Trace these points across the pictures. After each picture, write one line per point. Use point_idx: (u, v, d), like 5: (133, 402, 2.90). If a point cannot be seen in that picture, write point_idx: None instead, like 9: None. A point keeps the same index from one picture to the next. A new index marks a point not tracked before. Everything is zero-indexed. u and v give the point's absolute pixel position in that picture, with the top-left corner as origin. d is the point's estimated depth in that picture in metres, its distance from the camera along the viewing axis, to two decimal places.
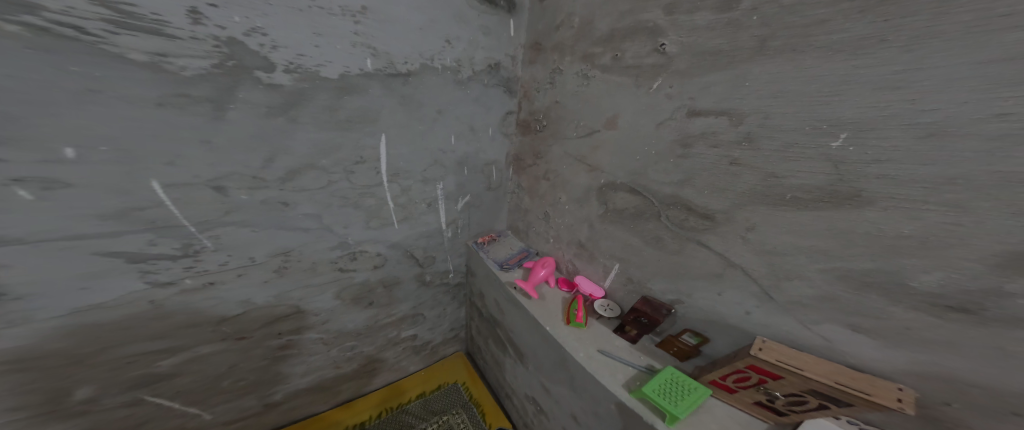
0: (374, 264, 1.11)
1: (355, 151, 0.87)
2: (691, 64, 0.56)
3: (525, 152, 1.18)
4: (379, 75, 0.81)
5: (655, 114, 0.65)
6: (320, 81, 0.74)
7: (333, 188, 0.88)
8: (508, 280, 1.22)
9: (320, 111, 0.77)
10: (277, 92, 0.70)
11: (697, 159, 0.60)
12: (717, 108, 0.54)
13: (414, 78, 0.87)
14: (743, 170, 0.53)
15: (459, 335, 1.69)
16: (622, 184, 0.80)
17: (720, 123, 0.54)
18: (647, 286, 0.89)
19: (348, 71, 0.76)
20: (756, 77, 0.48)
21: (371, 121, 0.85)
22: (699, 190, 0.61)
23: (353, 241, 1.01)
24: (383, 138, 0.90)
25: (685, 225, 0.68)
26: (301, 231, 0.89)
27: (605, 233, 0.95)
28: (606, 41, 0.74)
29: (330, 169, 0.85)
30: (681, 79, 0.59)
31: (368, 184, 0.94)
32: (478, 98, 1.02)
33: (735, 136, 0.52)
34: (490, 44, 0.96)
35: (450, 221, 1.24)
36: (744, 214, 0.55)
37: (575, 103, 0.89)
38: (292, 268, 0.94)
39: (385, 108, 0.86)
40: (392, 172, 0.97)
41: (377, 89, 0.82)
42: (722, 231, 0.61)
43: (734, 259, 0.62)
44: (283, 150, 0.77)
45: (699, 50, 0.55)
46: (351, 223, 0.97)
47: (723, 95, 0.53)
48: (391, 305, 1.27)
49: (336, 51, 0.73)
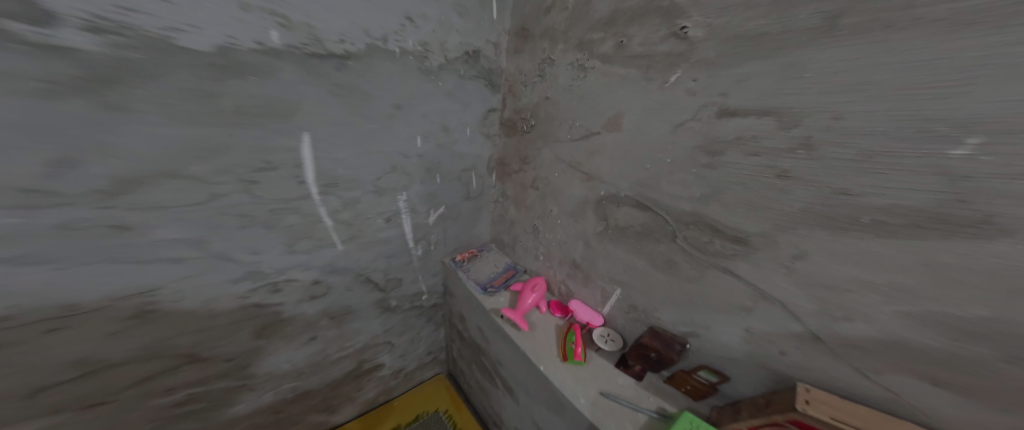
0: (310, 294, 0.95)
1: (258, 159, 0.67)
2: (721, 50, 0.45)
3: (511, 156, 1.09)
4: (293, 54, 0.62)
5: (669, 114, 0.54)
6: (169, 52, 0.51)
7: (233, 204, 0.68)
8: (493, 308, 1.09)
9: (178, 96, 0.54)
10: (71, 61, 0.45)
11: (727, 170, 0.48)
12: (760, 107, 0.42)
13: (355, 62, 0.70)
14: (797, 186, 0.41)
15: (440, 357, 1.60)
16: (626, 198, 0.69)
17: (764, 126, 0.42)
18: (654, 317, 0.79)
19: (223, 41, 0.54)
20: (822, 63, 0.36)
21: (285, 114, 0.66)
22: (729, 208, 0.50)
23: (269, 271, 0.83)
24: (305, 137, 0.71)
25: (708, 249, 0.57)
26: (166, 262, 0.66)
27: (603, 253, 0.84)
28: (607, 23, 0.64)
29: (208, 180, 0.63)
30: (709, 70, 0.47)
31: (286, 197, 0.75)
32: (452, 92, 0.91)
33: (785, 143, 0.40)
34: (467, 28, 0.85)
35: (420, 237, 1.14)
36: (787, 237, 0.44)
37: (569, 99, 0.79)
38: (158, 312, 0.71)
39: (307, 98, 0.67)
40: (324, 183, 0.79)
41: (290, 72, 0.63)
42: (759, 259, 0.49)
43: (765, 290, 0.51)
44: (101, 150, 0.52)
45: (735, 33, 0.43)
46: (261, 249, 0.78)
47: (771, 90, 0.40)
48: (346, 337, 1.13)
49: (201, 9, 0.51)
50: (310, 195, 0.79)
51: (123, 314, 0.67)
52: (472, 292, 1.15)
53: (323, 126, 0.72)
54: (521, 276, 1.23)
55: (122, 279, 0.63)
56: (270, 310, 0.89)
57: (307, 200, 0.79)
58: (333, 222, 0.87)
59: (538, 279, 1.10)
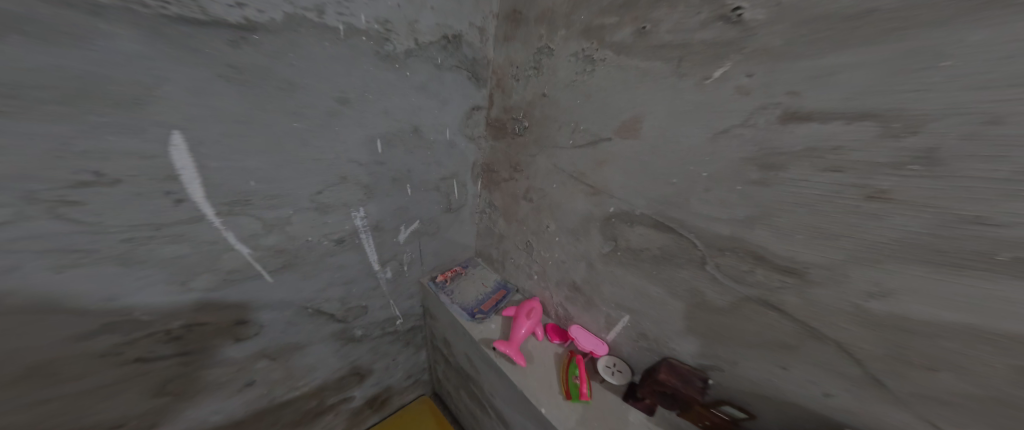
0: (237, 336, 0.76)
1: (61, 168, 0.44)
2: (794, 36, 0.35)
3: (499, 162, 0.95)
4: (127, 11, 0.40)
5: (705, 116, 0.45)
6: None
7: (43, 232, 0.47)
8: (483, 338, 0.93)
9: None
10: None
11: (785, 187, 0.39)
12: (853, 109, 0.32)
13: (265, 36, 0.51)
14: (899, 210, 0.32)
15: (421, 378, 1.48)
16: (642, 217, 0.60)
17: (861, 133, 0.32)
18: (670, 348, 0.68)
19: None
20: (973, 47, 0.26)
21: (121, 102, 0.44)
22: (785, 236, 0.40)
23: (151, 318, 0.62)
24: (175, 140, 0.50)
25: (746, 279, 0.47)
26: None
27: (609, 277, 0.73)
28: (622, 5, 0.54)
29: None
30: (772, 63, 0.37)
31: (154, 221, 0.54)
32: (425, 86, 0.75)
33: (892, 155, 0.31)
34: (444, 6, 0.69)
35: (388, 258, 0.95)
36: (865, 273, 0.35)
37: (571, 97, 0.68)
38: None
39: (165, 81, 0.46)
40: (228, 202, 0.60)
41: (122, 38, 0.41)
42: (818, 296, 0.40)
43: (818, 330, 0.42)
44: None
45: (819, 12, 0.33)
46: (120, 294, 0.57)
47: (877, 86, 0.30)
48: (297, 373, 0.96)
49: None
50: (204, 217, 0.59)
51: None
52: (457, 318, 0.99)
53: (217, 123, 0.52)
54: (513, 297, 1.08)
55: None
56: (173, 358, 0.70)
57: (200, 223, 0.59)
58: (251, 250, 0.67)
59: (533, 303, 0.96)
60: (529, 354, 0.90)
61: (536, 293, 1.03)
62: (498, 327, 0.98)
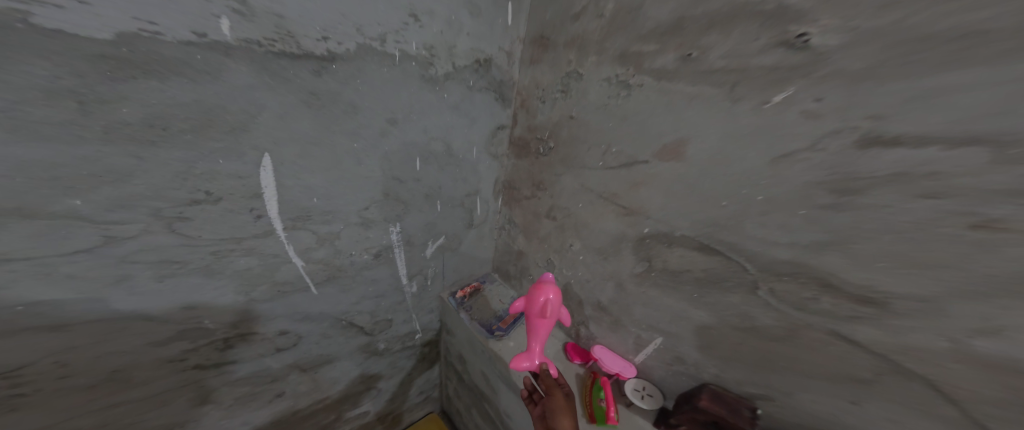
0: (276, 347, 0.78)
1: (183, 188, 0.50)
2: (875, 60, 0.34)
3: (521, 180, 0.97)
4: (248, 51, 0.46)
5: (766, 140, 0.45)
6: (16, 32, 0.33)
7: (155, 245, 0.52)
8: (504, 356, 0.91)
9: (21, 97, 0.35)
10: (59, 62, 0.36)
11: (865, 213, 0.37)
12: (958, 134, 0.30)
13: (342, 65, 0.55)
14: (1009, 242, 0.29)
15: (433, 395, 1.43)
16: (684, 238, 0.59)
17: (961, 161, 0.30)
18: (712, 373, 0.63)
19: (130, 26, 0.37)
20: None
21: (232, 129, 0.50)
22: (862, 263, 0.38)
23: (215, 327, 0.65)
24: (265, 161, 0.55)
25: (808, 307, 0.45)
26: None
27: (642, 298, 0.72)
28: (664, 33, 0.54)
29: (93, 218, 0.45)
30: (850, 86, 0.36)
31: (236, 235, 0.58)
32: (458, 105, 0.78)
33: (1010, 182, 0.28)
34: (478, 31, 0.73)
35: (415, 272, 0.96)
36: (968, 308, 0.32)
37: (604, 119, 0.69)
38: (34, 397, 0.56)
39: (266, 110, 0.51)
40: (292, 216, 0.63)
41: (244, 75, 0.47)
42: (899, 327, 0.37)
43: (901, 365, 0.39)
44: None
45: (914, 35, 0.31)
46: (196, 304, 0.60)
47: (993, 110, 0.28)
48: (318, 389, 0.97)
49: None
50: (273, 231, 0.62)
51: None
52: (476, 335, 0.98)
53: (293, 145, 0.57)
54: None
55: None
56: (217, 372, 0.73)
57: (269, 237, 0.62)
58: (303, 262, 0.70)
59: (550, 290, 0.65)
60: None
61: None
62: (517, 345, 0.95)
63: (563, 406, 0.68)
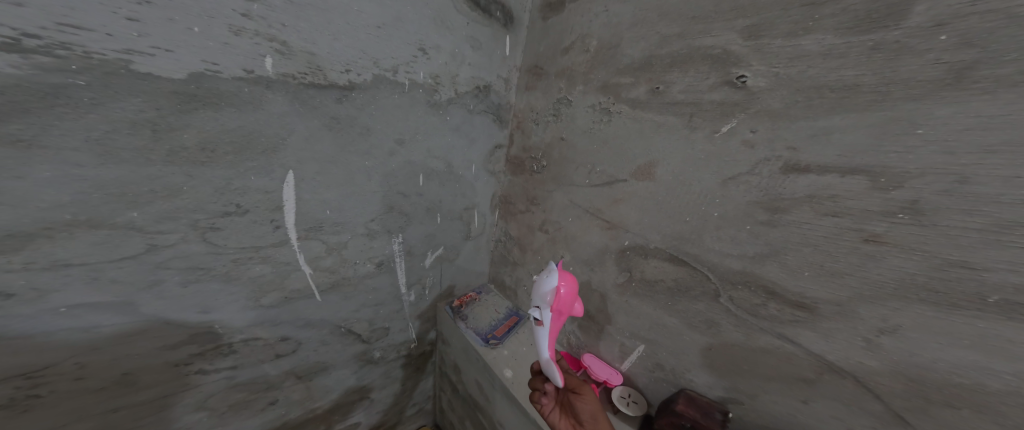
0: (276, 353, 0.81)
1: (220, 202, 0.57)
2: (788, 101, 0.41)
3: (517, 195, 1.04)
4: (284, 84, 0.55)
5: (716, 165, 0.51)
6: (120, 77, 0.43)
7: (188, 253, 0.58)
8: (495, 364, 0.95)
9: (113, 127, 0.45)
10: (150, 97, 0.45)
11: (791, 229, 0.43)
12: (847, 164, 0.37)
13: (360, 93, 0.64)
14: (890, 252, 0.35)
15: (425, 408, 1.42)
16: (657, 250, 0.64)
17: (850, 184, 0.37)
18: (687, 379, 0.67)
19: (199, 67, 0.47)
20: (940, 120, 0.30)
21: (266, 151, 0.58)
22: (794, 272, 0.44)
23: (225, 331, 0.70)
24: (289, 178, 0.62)
25: (759, 312, 0.50)
26: (12, 342, 0.50)
27: (625, 307, 0.76)
28: (638, 69, 0.62)
29: (144, 228, 0.52)
30: (773, 122, 0.43)
31: (257, 244, 0.64)
32: (458, 127, 0.85)
33: (882, 205, 0.35)
34: (478, 61, 0.82)
35: (413, 281, 1.01)
36: (872, 311, 0.38)
37: (587, 141, 0.77)
38: (49, 397, 0.58)
39: (295, 133, 0.59)
40: (306, 227, 0.69)
41: (279, 104, 0.56)
42: (828, 329, 0.43)
43: (833, 363, 0.43)
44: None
45: (812, 83, 0.39)
46: (212, 307, 0.65)
47: (865, 146, 0.35)
48: (313, 397, 0.98)
49: (176, 33, 0.44)
50: (288, 240, 0.68)
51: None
52: (471, 343, 1.01)
53: (312, 164, 0.64)
54: (525, 324, 1.10)
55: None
56: (219, 376, 0.75)
57: (284, 246, 0.68)
58: (312, 270, 0.75)
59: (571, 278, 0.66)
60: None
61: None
62: (511, 354, 0.99)
63: (596, 406, 0.68)
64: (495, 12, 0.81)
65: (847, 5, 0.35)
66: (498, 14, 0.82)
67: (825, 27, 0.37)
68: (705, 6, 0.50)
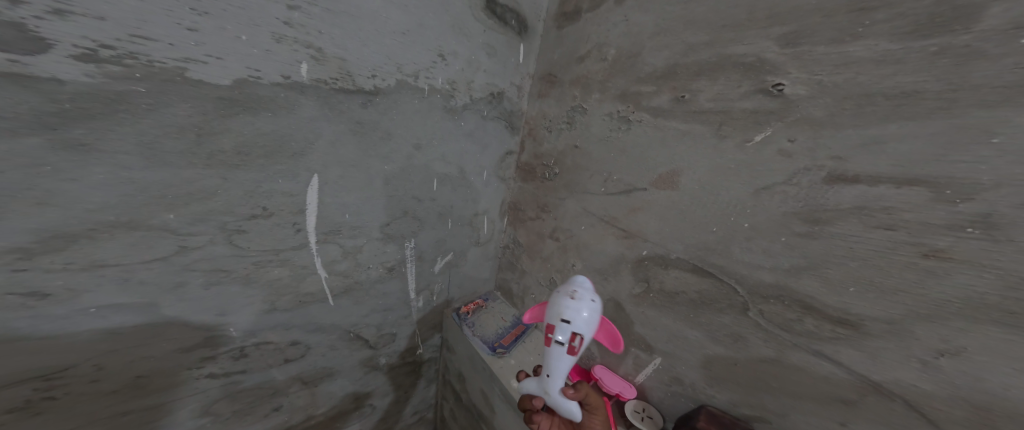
0: (284, 357, 0.80)
1: (248, 204, 0.56)
2: (833, 109, 0.40)
3: (526, 202, 1.03)
4: (316, 89, 0.55)
5: (748, 174, 0.50)
6: (175, 84, 0.43)
7: (214, 255, 0.57)
8: (503, 374, 0.92)
9: (163, 131, 0.45)
10: (199, 102, 0.46)
11: (835, 241, 0.42)
12: (903, 175, 0.36)
13: (383, 98, 0.64)
14: (955, 268, 0.34)
15: (426, 418, 1.38)
16: (678, 260, 0.63)
17: (907, 196, 0.35)
18: (707, 395, 0.64)
19: (243, 73, 0.47)
20: (1019, 128, 0.28)
21: (294, 154, 0.58)
22: (837, 287, 0.43)
23: (238, 335, 0.68)
24: (312, 181, 0.62)
25: (794, 328, 0.49)
26: (37, 343, 0.49)
27: (641, 319, 0.74)
28: (661, 77, 0.61)
29: (177, 230, 0.52)
30: (815, 131, 0.42)
31: (277, 247, 0.63)
32: (472, 132, 0.85)
33: (948, 218, 0.33)
34: (493, 68, 0.83)
35: (422, 287, 1.00)
36: (930, 330, 0.36)
37: (603, 148, 0.76)
38: (63, 399, 0.56)
39: (322, 137, 0.59)
40: (324, 230, 0.68)
41: (310, 109, 0.56)
42: (875, 349, 0.41)
43: (880, 384, 0.41)
44: (35, 195, 0.40)
45: (862, 91, 0.38)
46: (228, 310, 0.64)
47: (927, 156, 0.34)
48: (316, 404, 0.96)
49: (229, 42, 0.45)
50: (308, 244, 0.67)
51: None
52: (478, 351, 0.99)
53: (336, 168, 0.64)
54: (532, 332, 1.08)
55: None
56: (226, 381, 0.73)
57: (303, 250, 0.67)
58: (327, 274, 0.74)
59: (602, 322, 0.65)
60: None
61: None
62: (518, 363, 0.97)
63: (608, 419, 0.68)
64: (511, 21, 0.82)
65: (902, 10, 0.35)
66: (514, 22, 0.83)
67: (875, 34, 0.37)
68: (736, 14, 0.49)
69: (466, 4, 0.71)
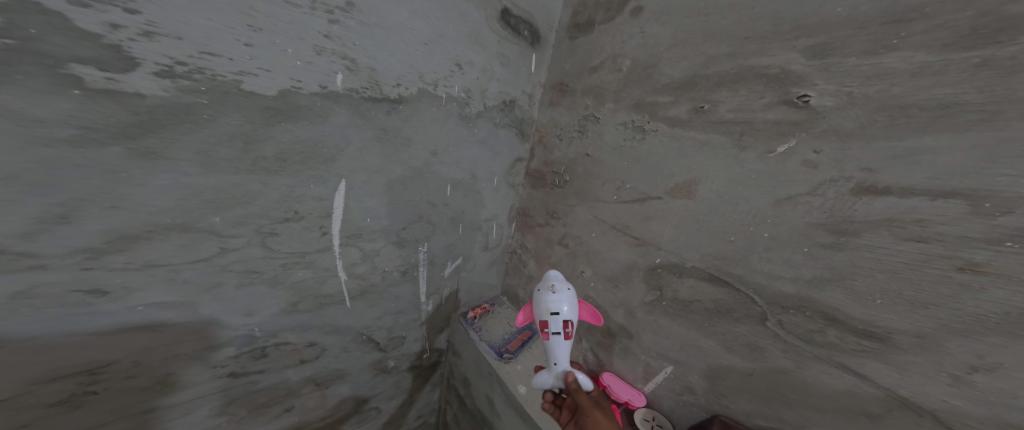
0: (301, 358, 0.81)
1: (283, 208, 0.58)
2: (864, 120, 0.41)
3: (535, 208, 1.04)
4: (349, 98, 0.57)
5: (770, 184, 0.50)
6: (231, 95, 0.46)
7: (247, 257, 0.59)
8: (510, 379, 0.92)
9: (220, 140, 0.48)
10: (248, 112, 0.49)
11: (862, 253, 0.42)
12: (937, 187, 0.36)
13: (406, 106, 0.66)
14: (994, 283, 0.33)
15: (429, 423, 1.37)
16: (694, 268, 0.63)
17: (942, 209, 0.36)
18: (721, 406, 0.63)
19: (286, 84, 0.50)
20: None
21: (326, 160, 0.59)
22: (864, 300, 0.43)
23: (261, 334, 0.70)
24: (339, 186, 0.63)
25: (815, 339, 0.48)
26: (93, 337, 0.51)
27: (653, 327, 0.73)
28: (678, 88, 0.62)
29: (221, 233, 0.54)
30: (843, 142, 0.42)
31: (303, 249, 0.65)
32: (485, 139, 0.86)
33: (985, 232, 0.33)
34: (506, 77, 0.84)
35: (432, 291, 1.00)
36: (963, 345, 0.36)
37: (616, 157, 0.76)
38: (101, 395, 0.58)
39: (351, 144, 0.61)
40: (347, 234, 0.70)
41: (342, 116, 0.58)
42: (905, 363, 0.41)
43: (908, 399, 0.41)
44: (106, 200, 0.43)
45: (896, 102, 0.38)
46: (254, 310, 0.66)
47: (964, 168, 0.34)
48: (325, 407, 0.96)
49: (278, 55, 0.48)
50: (332, 246, 0.69)
51: (45, 403, 0.53)
52: (485, 356, 1.00)
53: (362, 173, 0.66)
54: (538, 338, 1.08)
55: (35, 367, 0.49)
56: (244, 380, 0.74)
57: (326, 252, 0.69)
58: (347, 276, 0.76)
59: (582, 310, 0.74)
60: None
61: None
62: (525, 369, 0.96)
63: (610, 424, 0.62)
64: (524, 31, 0.84)
65: (942, 22, 0.35)
66: (527, 33, 0.85)
67: (913, 45, 0.37)
68: (760, 27, 0.51)
69: (482, 16, 0.73)
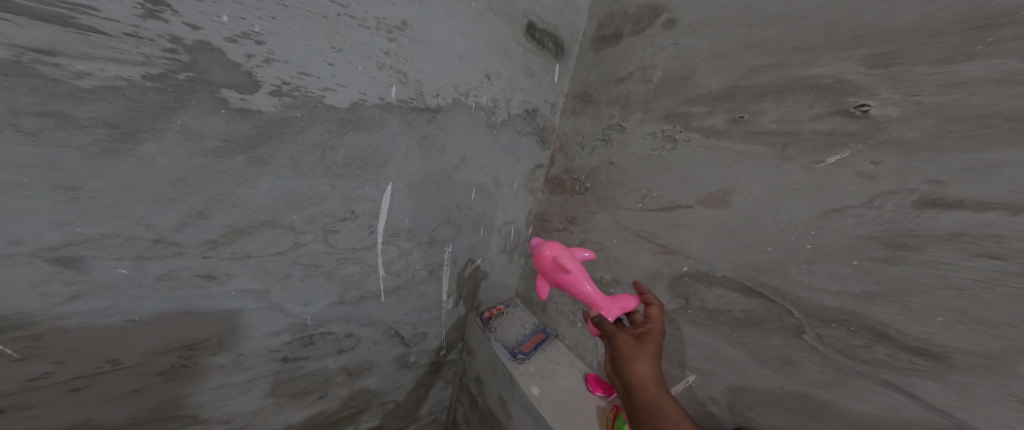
0: (339, 348, 0.86)
1: (342, 207, 0.64)
2: (934, 129, 0.39)
3: (554, 213, 1.05)
4: (401, 108, 0.62)
5: (814, 196, 0.50)
6: (316, 109, 0.53)
7: (310, 253, 0.65)
8: (524, 380, 0.94)
9: (305, 148, 0.54)
10: (322, 122, 0.54)
11: (925, 266, 0.40)
12: (1018, 203, 0.34)
13: (442, 115, 0.70)
14: None
15: (439, 420, 1.40)
16: (725, 278, 0.62)
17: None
18: (748, 419, 0.62)
19: (356, 98, 0.56)
20: None
21: (380, 165, 0.65)
22: (920, 316, 0.41)
23: (312, 322, 0.76)
24: (388, 188, 0.68)
25: (859, 355, 0.47)
26: (203, 317, 0.60)
27: (677, 336, 0.72)
28: (716, 99, 0.62)
29: (297, 229, 0.61)
30: (905, 154, 0.41)
31: (354, 247, 0.70)
32: (508, 147, 0.89)
33: None
34: (531, 87, 0.87)
35: (454, 291, 1.04)
36: None
37: (642, 166, 0.77)
38: (192, 368, 0.65)
39: (399, 151, 0.66)
40: (389, 233, 0.75)
41: (394, 125, 0.63)
42: (964, 385, 0.39)
43: (964, 422, 0.39)
44: (228, 199, 0.51)
45: (976, 112, 0.36)
46: (311, 300, 0.72)
47: None
48: (351, 396, 1.01)
49: (352, 73, 0.54)
50: (376, 244, 0.74)
51: (154, 371, 0.61)
52: (500, 356, 1.01)
53: (406, 177, 0.70)
54: (553, 341, 1.09)
55: (155, 339, 0.57)
56: (292, 365, 0.80)
57: (372, 250, 0.74)
58: (385, 273, 0.80)
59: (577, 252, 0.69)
60: (565, 401, 0.88)
61: (579, 342, 1.02)
62: (538, 371, 0.98)
63: (638, 352, 0.54)
64: (548, 44, 0.86)
65: None
66: (552, 45, 0.87)
67: (1001, 52, 0.35)
68: (811, 37, 0.50)
69: (510, 30, 0.76)
